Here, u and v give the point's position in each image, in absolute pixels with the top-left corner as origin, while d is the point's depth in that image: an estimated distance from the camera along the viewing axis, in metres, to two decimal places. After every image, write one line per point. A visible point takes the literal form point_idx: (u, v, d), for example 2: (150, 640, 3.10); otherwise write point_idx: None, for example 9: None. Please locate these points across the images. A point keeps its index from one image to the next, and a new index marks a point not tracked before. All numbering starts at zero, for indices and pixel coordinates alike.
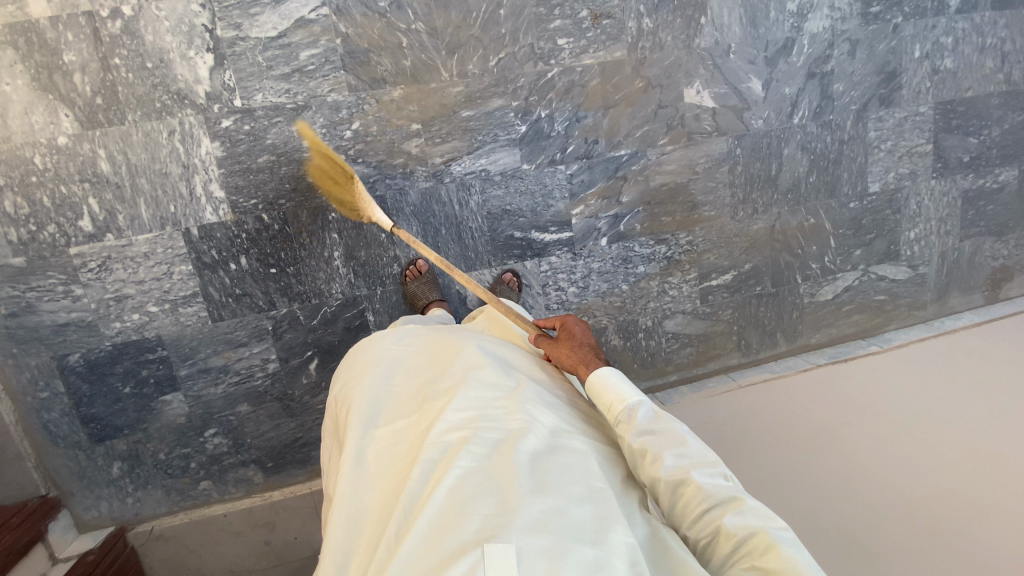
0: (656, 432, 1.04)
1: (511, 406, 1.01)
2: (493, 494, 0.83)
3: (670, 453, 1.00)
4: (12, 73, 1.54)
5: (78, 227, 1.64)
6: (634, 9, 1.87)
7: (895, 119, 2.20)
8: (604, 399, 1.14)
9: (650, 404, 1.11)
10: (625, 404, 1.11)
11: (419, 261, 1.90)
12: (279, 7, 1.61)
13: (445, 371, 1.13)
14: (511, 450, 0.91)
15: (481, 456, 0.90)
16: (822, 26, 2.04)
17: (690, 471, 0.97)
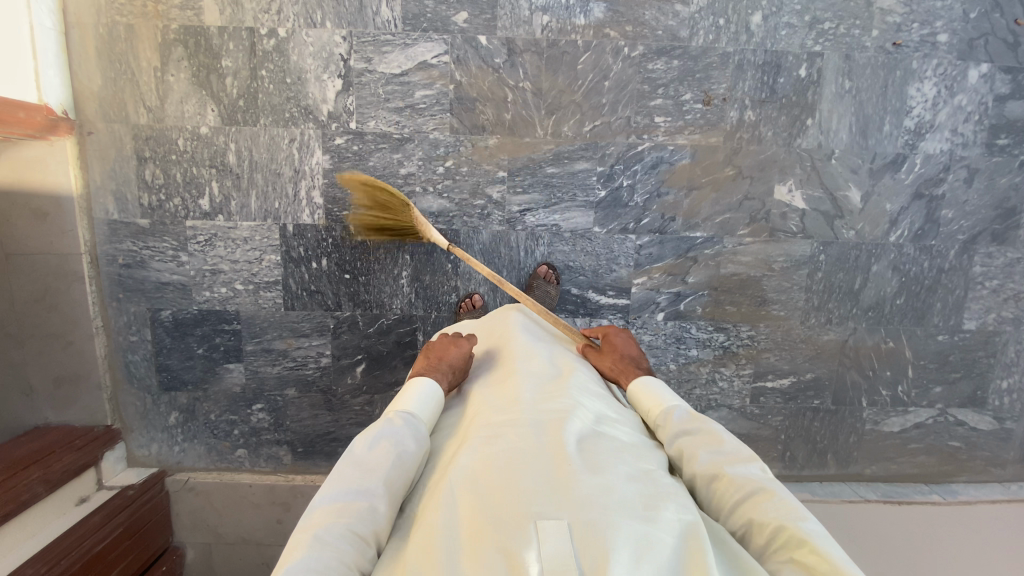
0: (689, 430, 1.16)
1: (560, 398, 1.15)
2: (545, 470, 0.92)
3: (703, 446, 1.11)
4: (178, 67, 1.81)
5: (198, 204, 1.89)
6: (739, 100, 1.88)
7: (1007, 257, 2.03)
8: (647, 400, 1.30)
9: (687, 408, 1.24)
10: (666, 406, 1.25)
11: (475, 296, 1.96)
12: (407, 49, 1.79)
13: (505, 373, 1.30)
14: (560, 433, 1.02)
15: (535, 437, 1.01)
16: (940, 148, 1.94)
17: (723, 465, 1.05)
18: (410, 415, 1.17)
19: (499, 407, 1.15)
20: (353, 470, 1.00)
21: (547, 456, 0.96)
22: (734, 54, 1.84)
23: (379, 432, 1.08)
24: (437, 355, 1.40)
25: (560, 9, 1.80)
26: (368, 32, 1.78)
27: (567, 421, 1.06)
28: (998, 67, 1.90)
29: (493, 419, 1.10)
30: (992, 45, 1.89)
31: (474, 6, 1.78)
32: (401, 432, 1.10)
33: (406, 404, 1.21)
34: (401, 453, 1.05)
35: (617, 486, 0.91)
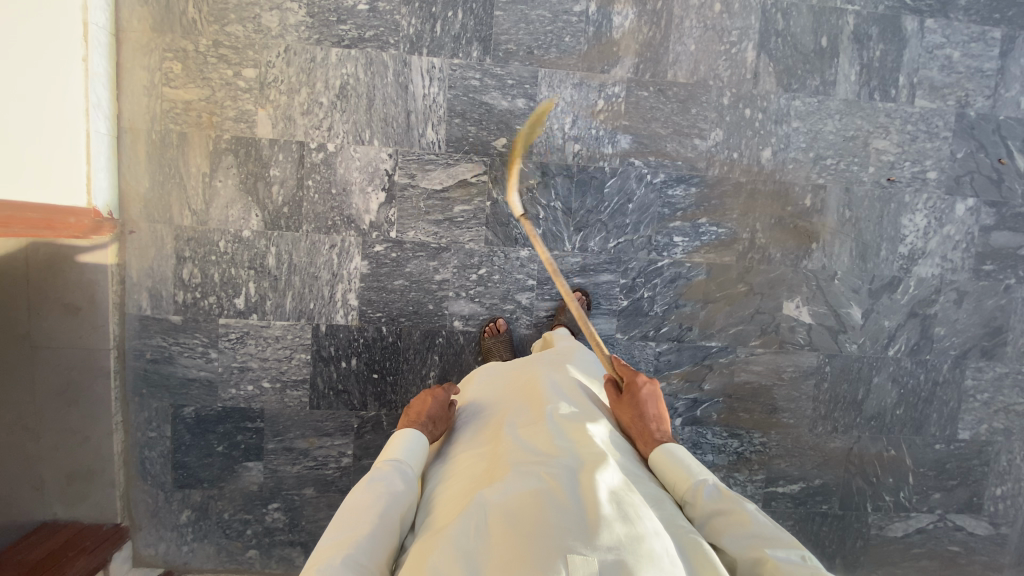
0: (722, 512, 1.08)
1: (589, 436, 1.13)
2: (581, 506, 0.93)
3: (737, 532, 1.03)
4: (226, 174, 1.89)
5: (233, 302, 1.92)
6: (750, 225, 2.04)
7: (994, 372, 2.19)
8: (672, 472, 1.19)
9: (719, 483, 1.15)
10: (694, 479, 1.15)
11: (498, 320, 2.01)
12: (449, 168, 1.94)
13: (529, 402, 1.28)
14: (590, 466, 1.03)
15: (565, 474, 1.00)
16: (932, 272, 2.12)
17: (764, 549, 0.99)
18: (399, 462, 1.18)
19: (530, 432, 1.15)
20: (352, 514, 1.04)
21: (578, 494, 0.95)
22: (746, 183, 2.02)
23: (370, 480, 1.12)
24: (415, 410, 1.36)
25: (590, 138, 1.97)
26: (413, 151, 1.93)
27: (597, 459, 1.05)
28: (982, 202, 2.11)
29: (518, 453, 1.09)
30: (977, 182, 2.10)
31: (512, 133, 1.95)
32: (389, 476, 1.12)
33: (394, 452, 1.21)
34: (392, 494, 1.09)
35: (646, 532, 0.91)
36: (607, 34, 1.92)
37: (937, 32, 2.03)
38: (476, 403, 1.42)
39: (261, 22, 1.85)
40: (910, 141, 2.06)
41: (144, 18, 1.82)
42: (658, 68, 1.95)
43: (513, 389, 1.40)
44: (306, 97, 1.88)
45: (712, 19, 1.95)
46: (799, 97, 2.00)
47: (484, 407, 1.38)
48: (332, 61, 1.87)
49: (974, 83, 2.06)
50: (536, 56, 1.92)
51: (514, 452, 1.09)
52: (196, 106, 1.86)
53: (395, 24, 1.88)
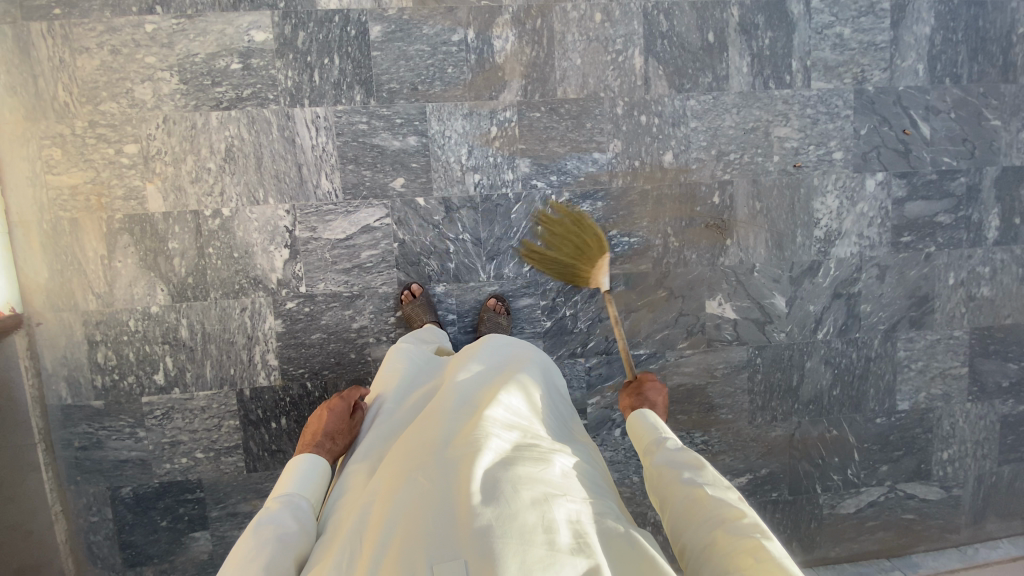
0: (677, 453, 1.12)
1: (478, 428, 1.07)
2: (451, 505, 0.87)
3: (689, 470, 1.06)
4: (125, 253, 1.86)
5: (153, 379, 1.91)
6: (662, 230, 2.04)
7: (927, 340, 2.20)
8: (643, 432, 1.26)
9: (680, 440, 1.18)
10: (657, 436, 1.22)
11: (414, 286, 1.96)
12: (351, 215, 1.92)
13: (428, 406, 1.22)
14: (468, 461, 0.96)
15: (444, 473, 0.95)
16: (851, 251, 2.12)
17: (701, 485, 1.00)
18: (291, 496, 1.09)
19: (412, 440, 1.09)
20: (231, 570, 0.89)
21: (454, 492, 0.90)
22: (652, 190, 2.02)
23: (256, 525, 0.99)
24: (313, 428, 1.30)
25: (489, 167, 1.95)
26: (311, 204, 1.90)
27: (479, 450, 1.00)
28: (892, 175, 2.10)
29: (402, 462, 1.02)
30: (884, 156, 2.09)
31: (409, 172, 1.92)
32: (279, 516, 1.01)
33: (286, 488, 1.12)
34: (280, 535, 0.97)
35: (521, 514, 0.86)
36: (489, 60, 1.90)
37: (825, 11, 2.00)
38: (384, 409, 1.35)
39: (135, 96, 1.81)
40: (811, 124, 2.04)
41: (16, 108, 1.80)
42: (547, 87, 1.93)
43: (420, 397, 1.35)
44: (193, 165, 1.85)
45: (594, 29, 1.92)
46: (694, 96, 1.99)
47: (389, 414, 1.31)
48: (214, 124, 1.84)
49: (869, 57, 2.04)
50: (421, 91, 1.88)
51: (400, 461, 1.03)
52: (83, 190, 1.83)
53: (272, 79, 1.84)
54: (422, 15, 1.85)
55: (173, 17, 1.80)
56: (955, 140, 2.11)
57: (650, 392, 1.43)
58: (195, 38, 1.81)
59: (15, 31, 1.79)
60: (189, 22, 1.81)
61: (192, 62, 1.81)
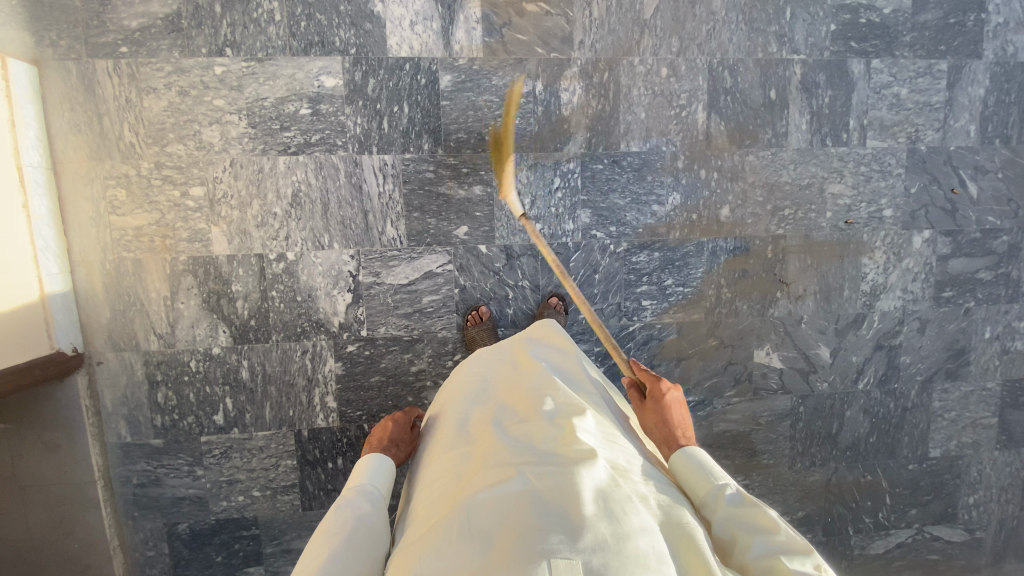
0: (743, 513, 0.97)
1: (582, 431, 1.05)
2: (563, 505, 0.86)
3: (759, 539, 0.91)
4: (188, 294, 1.86)
5: (212, 419, 1.92)
6: (715, 281, 2.08)
7: (960, 391, 2.27)
8: (693, 475, 1.09)
9: (739, 486, 1.03)
10: (712, 484, 1.05)
11: (481, 308, 1.98)
12: (414, 261, 1.94)
13: (520, 399, 1.20)
14: (577, 463, 0.95)
15: (554, 476, 0.93)
16: (894, 305, 2.18)
17: (783, 561, 0.86)
18: (365, 485, 1.15)
19: (511, 433, 1.08)
20: (320, 544, 0.97)
21: (564, 491, 0.89)
22: (707, 242, 2.06)
23: (336, 506, 1.07)
24: (378, 436, 1.34)
25: (550, 217, 1.98)
26: (375, 250, 1.92)
27: (585, 452, 0.99)
28: (938, 232, 2.15)
29: (507, 454, 1.01)
30: (932, 215, 2.14)
31: (472, 220, 1.94)
32: (357, 500, 1.09)
33: (363, 475, 1.19)
34: (359, 517, 1.04)
35: (631, 529, 0.85)
36: (556, 112, 1.91)
37: (884, 71, 2.03)
38: (466, 386, 1.34)
39: (203, 138, 1.79)
40: (864, 182, 2.09)
41: (79, 147, 1.77)
42: (611, 140, 1.95)
43: (506, 379, 1.32)
44: (259, 210, 1.84)
45: (660, 84, 1.93)
46: (753, 151, 2.01)
47: (471, 394, 1.30)
48: (281, 169, 1.84)
49: (924, 117, 2.07)
50: (488, 141, 1.90)
51: (502, 454, 1.02)
52: (147, 231, 1.82)
53: (341, 125, 1.84)
54: (492, 65, 1.85)
55: (242, 59, 1.77)
56: (1001, 199, 2.16)
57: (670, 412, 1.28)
58: (264, 82, 1.79)
59: (79, 68, 1.74)
60: (259, 65, 1.78)
61: (260, 105, 1.80)
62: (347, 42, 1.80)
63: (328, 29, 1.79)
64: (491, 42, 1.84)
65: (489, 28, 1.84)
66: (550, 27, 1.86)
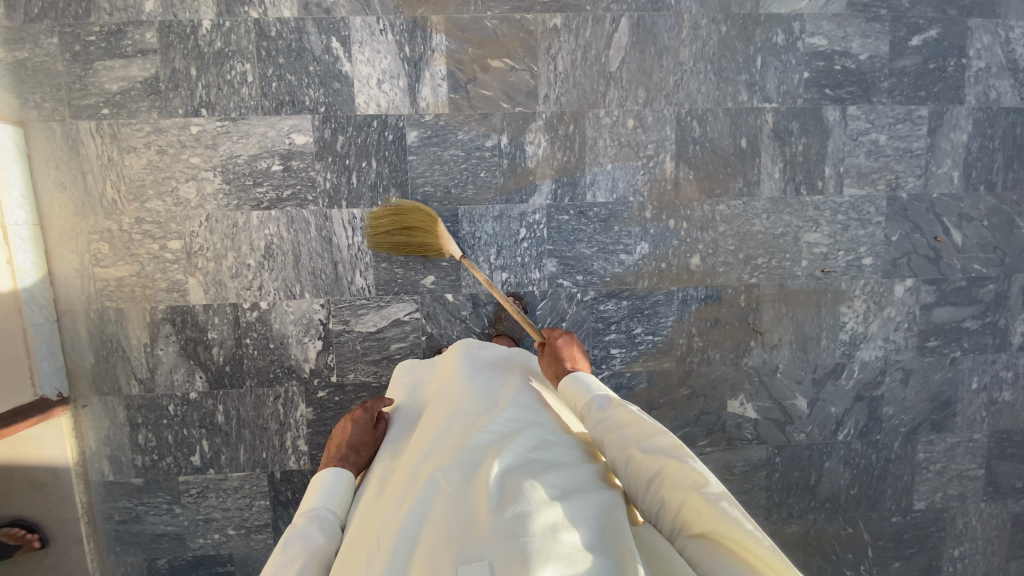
0: (607, 416, 1.10)
1: (492, 432, 1.06)
2: (471, 510, 0.87)
3: (623, 430, 1.05)
4: (166, 341, 1.94)
5: (189, 460, 2.00)
6: (686, 330, 2.06)
7: (947, 442, 2.19)
8: (575, 397, 1.23)
9: (610, 395, 1.17)
10: (589, 397, 1.19)
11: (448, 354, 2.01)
12: (382, 309, 1.98)
13: (442, 411, 1.21)
14: (487, 465, 0.95)
15: (462, 478, 0.94)
16: (875, 354, 2.11)
17: (635, 446, 1.00)
18: (318, 511, 1.06)
19: (429, 444, 1.09)
20: None
21: (472, 496, 0.89)
22: (677, 291, 2.04)
23: (284, 541, 0.98)
24: (336, 441, 1.26)
25: (517, 266, 1.99)
26: (344, 298, 1.97)
27: (497, 451, 0.99)
28: (921, 280, 2.08)
29: (422, 465, 1.02)
30: (914, 262, 2.07)
31: (439, 270, 1.97)
32: (311, 533, 1.00)
33: (316, 499, 1.09)
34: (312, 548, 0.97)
35: (539, 509, 0.85)
36: (521, 164, 1.93)
37: (861, 118, 1.99)
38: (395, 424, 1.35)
39: (180, 194, 1.88)
40: (841, 230, 2.04)
41: (65, 204, 1.86)
42: (577, 191, 1.96)
43: (432, 404, 1.34)
44: (233, 261, 1.92)
45: (626, 135, 1.93)
46: (723, 201, 1.99)
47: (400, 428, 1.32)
48: (254, 223, 1.91)
49: (904, 164, 2.02)
50: (454, 194, 1.93)
51: (417, 467, 1.02)
52: (129, 282, 1.91)
53: (312, 180, 1.90)
54: (458, 121, 1.89)
55: (217, 119, 1.85)
56: (988, 247, 2.09)
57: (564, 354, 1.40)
58: (238, 140, 1.86)
59: (64, 128, 1.84)
60: (232, 124, 1.86)
61: (235, 163, 1.87)
62: (316, 101, 1.86)
63: (298, 89, 1.85)
64: (457, 98, 1.88)
65: (455, 84, 1.87)
66: (515, 82, 1.88)
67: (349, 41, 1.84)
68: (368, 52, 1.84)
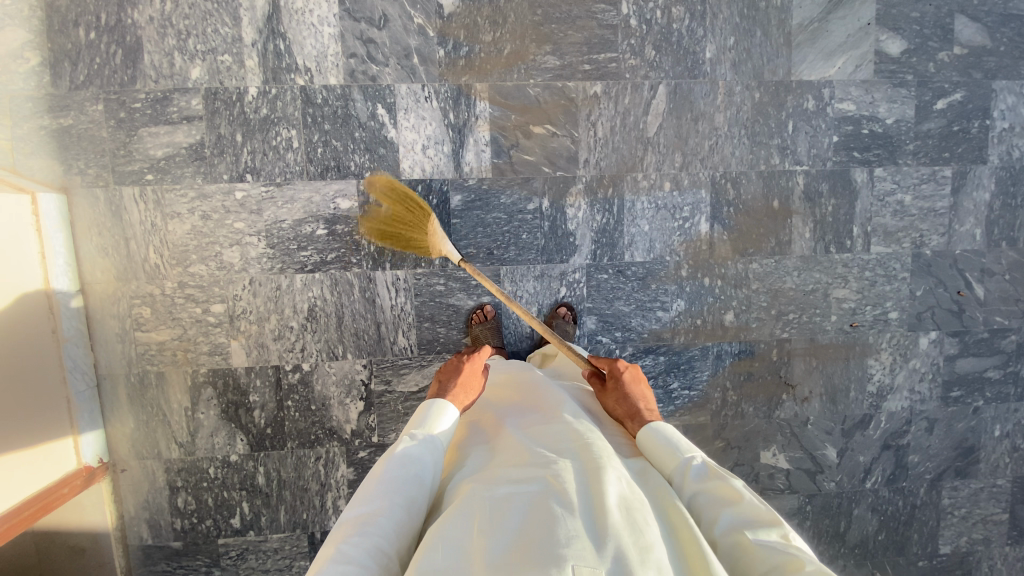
0: (706, 486, 1.02)
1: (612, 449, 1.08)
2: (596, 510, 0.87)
3: (725, 510, 0.96)
4: (208, 404, 1.94)
5: (229, 521, 1.99)
6: (721, 384, 2.11)
7: (970, 487, 2.25)
8: (656, 448, 1.14)
9: (704, 458, 1.08)
10: (679, 456, 1.10)
11: None
12: (424, 369, 1.99)
13: (550, 412, 1.23)
14: (610, 476, 0.96)
15: (583, 479, 0.95)
16: (902, 405, 2.18)
17: (745, 531, 0.92)
18: (428, 437, 1.11)
19: (542, 439, 1.10)
20: (371, 487, 0.96)
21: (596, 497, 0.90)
22: (712, 346, 2.09)
23: (396, 451, 1.05)
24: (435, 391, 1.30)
25: None
26: (386, 358, 1.97)
27: (615, 467, 1.00)
28: (945, 333, 2.15)
29: (537, 456, 1.03)
30: (938, 316, 2.14)
31: None
32: (418, 455, 1.04)
33: (423, 426, 1.15)
34: (417, 470, 1.01)
35: (660, 545, 0.85)
36: (562, 226, 1.97)
37: (887, 180, 2.06)
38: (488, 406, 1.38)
39: (224, 259, 1.88)
40: (869, 286, 2.10)
41: (108, 270, 1.85)
42: (615, 251, 2.00)
43: (524, 396, 1.37)
44: (276, 324, 1.92)
45: (663, 197, 1.98)
46: (756, 259, 2.05)
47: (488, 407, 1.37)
48: (298, 286, 1.91)
49: (928, 223, 2.09)
50: (496, 255, 1.96)
51: (531, 455, 1.04)
52: (170, 346, 1.90)
53: (356, 244, 1.91)
54: (500, 185, 1.93)
55: (262, 184, 1.86)
56: (1008, 299, 2.17)
57: (631, 390, 1.31)
58: (283, 205, 1.87)
59: (107, 195, 1.83)
60: (278, 190, 1.87)
61: (279, 228, 1.88)
62: (361, 167, 1.88)
63: (344, 155, 1.87)
64: (500, 163, 1.92)
65: (498, 150, 1.91)
66: (556, 147, 1.92)
67: (395, 108, 1.86)
68: (413, 119, 1.87)
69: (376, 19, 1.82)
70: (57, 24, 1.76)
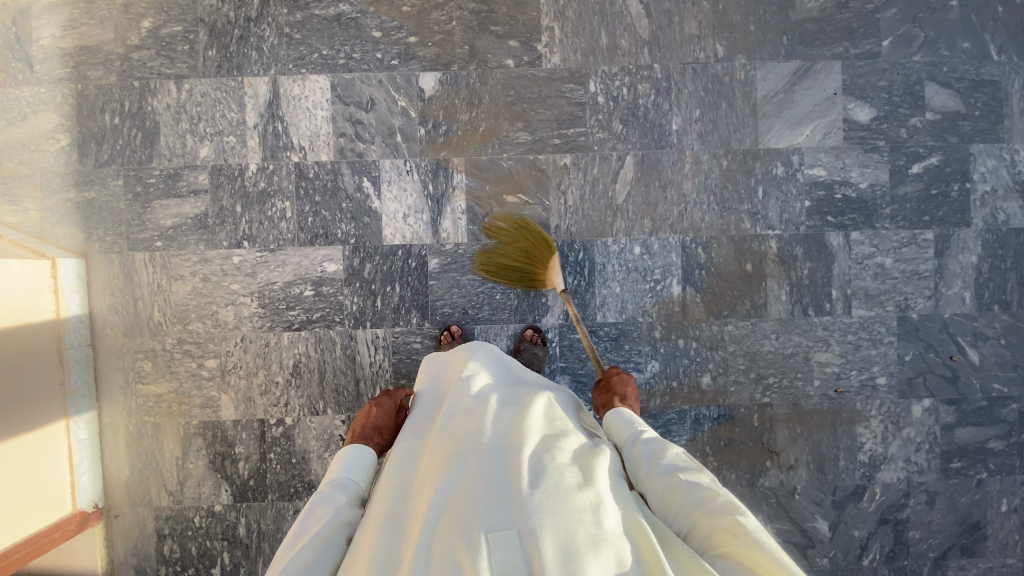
0: (650, 446, 1.22)
1: (524, 421, 1.17)
2: (503, 487, 0.99)
3: (663, 459, 1.18)
4: (197, 454, 2.05)
5: (210, 572, 2.05)
6: (700, 449, 2.07)
7: (980, 568, 2.08)
8: (617, 426, 1.34)
9: (652, 430, 1.29)
10: (631, 430, 1.30)
11: None
12: None
13: (468, 391, 1.31)
14: (517, 451, 1.07)
15: (493, 458, 1.06)
16: (897, 476, 2.07)
17: (676, 473, 1.13)
18: (340, 481, 1.20)
19: (460, 423, 1.20)
20: (296, 536, 1.06)
21: (503, 474, 1.02)
22: (689, 409, 2.06)
23: (313, 504, 1.14)
24: (361, 423, 1.42)
25: None
26: None
27: (523, 440, 1.11)
28: (939, 400, 2.06)
29: (453, 443, 1.13)
30: (930, 382, 2.06)
31: None
32: (331, 499, 1.14)
33: (337, 471, 1.24)
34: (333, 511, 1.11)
35: (569, 496, 0.98)
36: (535, 288, 2.04)
37: (865, 243, 2.05)
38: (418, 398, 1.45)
39: (219, 317, 2.03)
40: (852, 350, 2.06)
41: (116, 327, 2.04)
42: (588, 312, 2.05)
43: (448, 381, 1.44)
44: (263, 379, 2.04)
45: (634, 261, 2.04)
46: (731, 321, 2.05)
47: (420, 398, 1.43)
48: (284, 344, 2.04)
49: (912, 286, 2.05)
50: (471, 315, 2.04)
51: (450, 442, 1.14)
52: (166, 398, 2.04)
53: (339, 304, 2.04)
54: (475, 249, 2.03)
55: (257, 250, 2.03)
56: (1006, 366, 2.08)
57: (616, 386, 1.58)
58: (274, 269, 2.03)
59: (120, 259, 2.04)
60: (271, 255, 2.03)
61: (270, 289, 2.03)
62: (347, 234, 2.03)
63: (332, 223, 2.03)
64: (475, 229, 2.03)
65: (473, 217, 2.03)
66: (528, 214, 2.02)
67: (379, 181, 2.02)
68: (395, 190, 2.03)
69: (364, 102, 2.01)
70: (87, 111, 2.03)
